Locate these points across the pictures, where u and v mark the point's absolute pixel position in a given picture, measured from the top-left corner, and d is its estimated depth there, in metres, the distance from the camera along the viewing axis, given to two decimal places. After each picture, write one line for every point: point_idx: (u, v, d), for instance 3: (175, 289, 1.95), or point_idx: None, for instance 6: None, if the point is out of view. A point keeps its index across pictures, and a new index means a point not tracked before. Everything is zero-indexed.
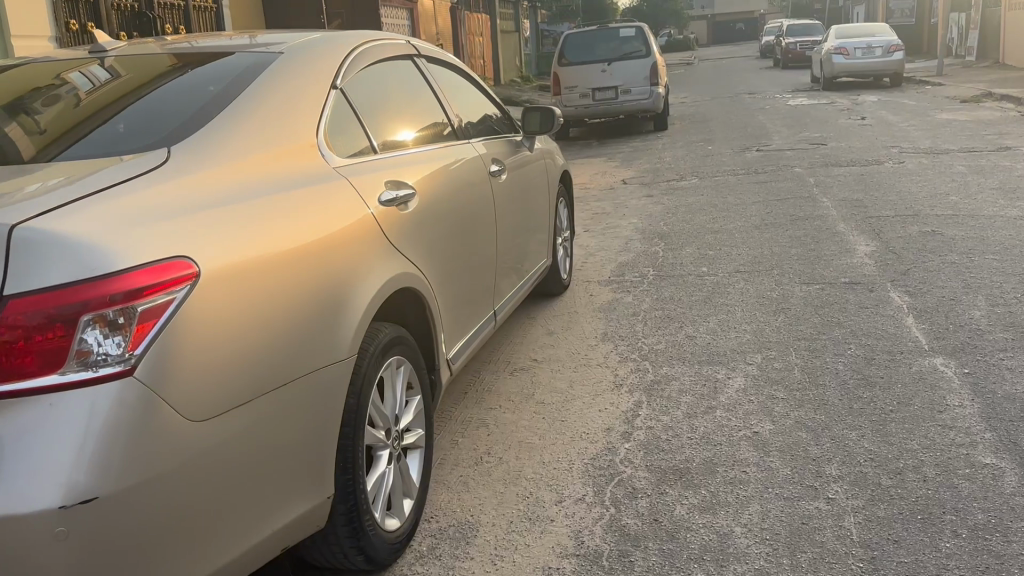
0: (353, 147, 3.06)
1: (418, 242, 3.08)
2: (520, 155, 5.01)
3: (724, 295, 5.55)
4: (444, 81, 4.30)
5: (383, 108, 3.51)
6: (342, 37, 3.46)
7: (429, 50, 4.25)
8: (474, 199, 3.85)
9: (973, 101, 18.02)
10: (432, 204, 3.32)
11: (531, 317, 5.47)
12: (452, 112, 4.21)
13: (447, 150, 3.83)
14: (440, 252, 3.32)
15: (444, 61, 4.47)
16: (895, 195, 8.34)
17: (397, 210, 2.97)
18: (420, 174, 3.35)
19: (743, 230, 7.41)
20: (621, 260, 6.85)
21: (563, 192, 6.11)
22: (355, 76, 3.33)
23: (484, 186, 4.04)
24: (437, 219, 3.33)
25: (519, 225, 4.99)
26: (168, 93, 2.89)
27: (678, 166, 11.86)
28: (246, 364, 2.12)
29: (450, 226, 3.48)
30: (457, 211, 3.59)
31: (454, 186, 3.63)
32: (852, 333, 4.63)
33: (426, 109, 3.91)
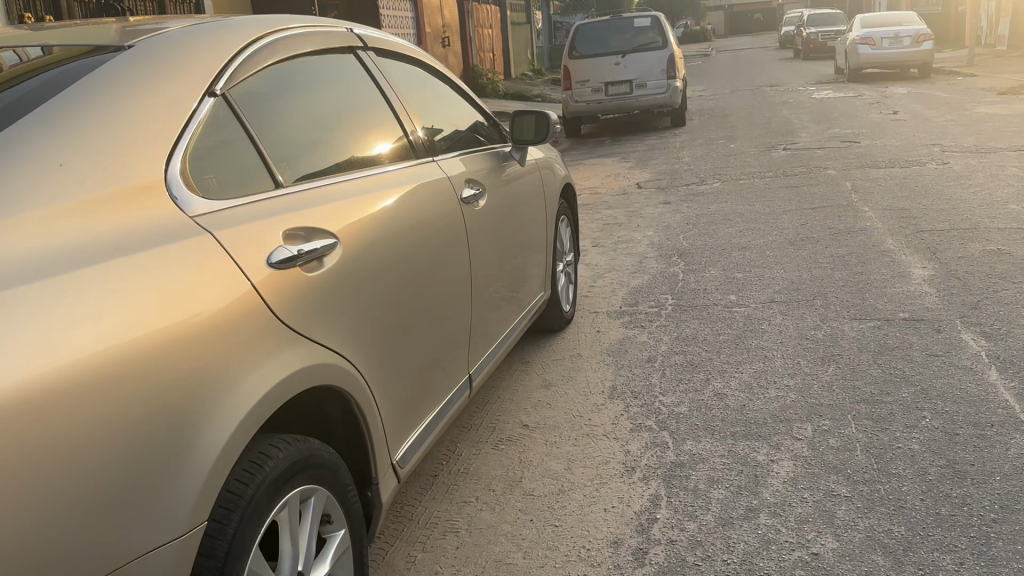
0: (236, 184, 2.15)
1: (338, 313, 2.16)
2: (507, 171, 4.08)
3: (757, 335, 4.64)
4: (404, 81, 3.37)
5: (304, 122, 2.59)
6: (244, 25, 2.55)
7: (383, 43, 3.33)
8: (438, 236, 2.94)
9: (1011, 93, 16.97)
10: (369, 249, 2.41)
11: (526, 363, 4.56)
12: (417, 121, 3.29)
13: (399, 172, 2.91)
14: (380, 318, 2.41)
15: (407, 56, 3.55)
16: (946, 204, 7.40)
17: (297, 271, 2.05)
18: (353, 210, 2.44)
19: (775, 246, 6.50)
20: (634, 285, 5.95)
21: (566, 209, 5.20)
22: (255, 81, 2.42)
23: (456, 213, 3.15)
24: (378, 271, 2.42)
25: (509, 255, 4.08)
26: (24, 84, 1.98)
27: (698, 167, 10.95)
28: (116, 439, 1.54)
29: (399, 278, 2.58)
30: (412, 254, 2.69)
31: (409, 224, 2.72)
32: (923, 394, 3.69)
33: (375, 120, 2.99)
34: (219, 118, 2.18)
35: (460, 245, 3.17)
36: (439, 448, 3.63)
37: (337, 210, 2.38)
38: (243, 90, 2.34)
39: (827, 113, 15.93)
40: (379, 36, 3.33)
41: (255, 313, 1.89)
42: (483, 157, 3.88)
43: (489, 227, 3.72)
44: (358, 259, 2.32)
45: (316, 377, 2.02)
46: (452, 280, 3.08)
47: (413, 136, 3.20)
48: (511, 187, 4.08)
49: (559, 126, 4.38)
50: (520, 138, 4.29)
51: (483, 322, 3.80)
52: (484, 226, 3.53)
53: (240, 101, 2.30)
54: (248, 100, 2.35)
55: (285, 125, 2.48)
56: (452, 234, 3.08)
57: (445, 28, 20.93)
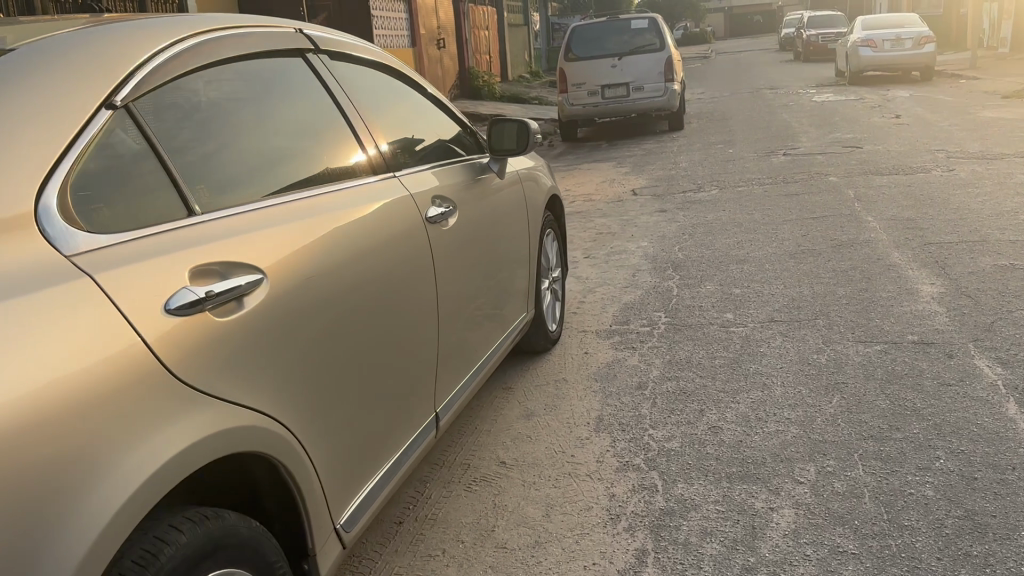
0: (133, 211, 1.84)
1: (260, 362, 1.85)
2: (483, 183, 3.77)
3: (755, 358, 4.33)
4: (362, 86, 3.06)
5: (232, 135, 2.27)
6: (164, 26, 2.24)
7: (338, 45, 3.02)
8: (395, 260, 2.63)
9: (1015, 96, 16.67)
10: (307, 281, 2.09)
11: (507, 389, 4.24)
12: (375, 130, 2.98)
13: (352, 192, 2.60)
14: (317, 360, 2.09)
15: (368, 58, 3.23)
16: (953, 214, 7.10)
17: (204, 315, 1.74)
18: (290, 236, 2.12)
19: (775, 260, 6.21)
20: (626, 300, 5.65)
21: (551, 221, 4.89)
22: (173, 91, 2.11)
23: (419, 233, 2.83)
24: (316, 306, 2.11)
25: (484, 275, 3.77)
26: None
27: (695, 173, 10.64)
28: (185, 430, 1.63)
29: (344, 312, 2.26)
30: (360, 284, 2.37)
31: (358, 249, 2.41)
32: (936, 430, 3.39)
33: (323, 131, 2.68)
34: (117, 133, 1.87)
35: (424, 270, 2.85)
36: (407, 489, 3.31)
37: (268, 235, 2.06)
38: (154, 100, 2.03)
39: (828, 117, 15.63)
40: (333, 37, 3.02)
41: (143, 370, 1.57)
42: (454, 168, 3.57)
43: (462, 245, 3.41)
44: (290, 293, 2.00)
45: (228, 442, 1.70)
46: (413, 309, 2.76)
47: (368, 149, 2.88)
48: (488, 200, 3.77)
49: (540, 135, 4.06)
50: (496, 147, 3.96)
51: (457, 349, 3.48)
52: (454, 246, 3.22)
53: (148, 116, 1.99)
54: (160, 112, 2.04)
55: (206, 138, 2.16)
56: (413, 256, 2.77)
57: (441, 29, 20.62)
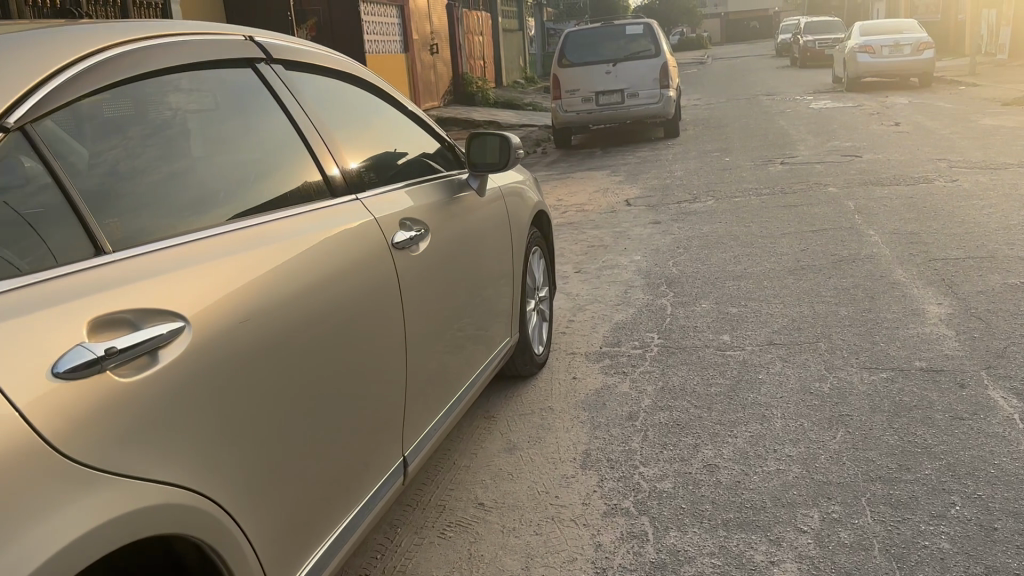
0: (20, 254, 1.60)
1: (180, 420, 1.61)
2: (461, 202, 3.52)
3: (753, 386, 4.08)
4: (321, 101, 2.83)
5: (152, 163, 2.04)
6: (85, 31, 1.99)
7: (295, 54, 2.78)
8: (352, 295, 2.38)
9: (1015, 104, 16.46)
10: (240, 328, 1.84)
11: (488, 418, 3.98)
12: (334, 150, 2.74)
13: (303, 219, 2.35)
14: (251, 419, 1.84)
15: (330, 68, 3.00)
16: (957, 228, 6.88)
17: (105, 374, 1.49)
18: (221, 276, 1.87)
19: (774, 276, 5.98)
20: (618, 319, 5.40)
21: (537, 238, 4.64)
22: (88, 110, 1.88)
23: (382, 264, 2.58)
24: (250, 358, 1.86)
25: (462, 301, 3.52)
26: None
27: (691, 182, 10.41)
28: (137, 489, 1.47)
29: (287, 361, 2.01)
30: (309, 327, 2.12)
31: (308, 287, 2.16)
32: (950, 471, 3.16)
33: (268, 153, 2.44)
34: (11, 159, 1.64)
35: (387, 304, 2.60)
36: (376, 534, 3.05)
37: (196, 276, 1.81)
38: (62, 118, 1.78)
39: (826, 124, 15.42)
40: (289, 45, 2.78)
41: (27, 442, 1.31)
42: (427, 187, 3.32)
43: (436, 272, 3.16)
44: (218, 345, 1.75)
45: (135, 527, 1.43)
46: (376, 347, 2.51)
47: (324, 172, 2.64)
48: (466, 221, 3.52)
49: (522, 150, 3.81)
50: (474, 163, 3.71)
51: (432, 381, 3.23)
52: (425, 275, 2.97)
53: (55, 138, 1.76)
54: (69, 133, 1.81)
55: (118, 168, 1.93)
56: (375, 290, 2.52)
57: (434, 35, 20.38)
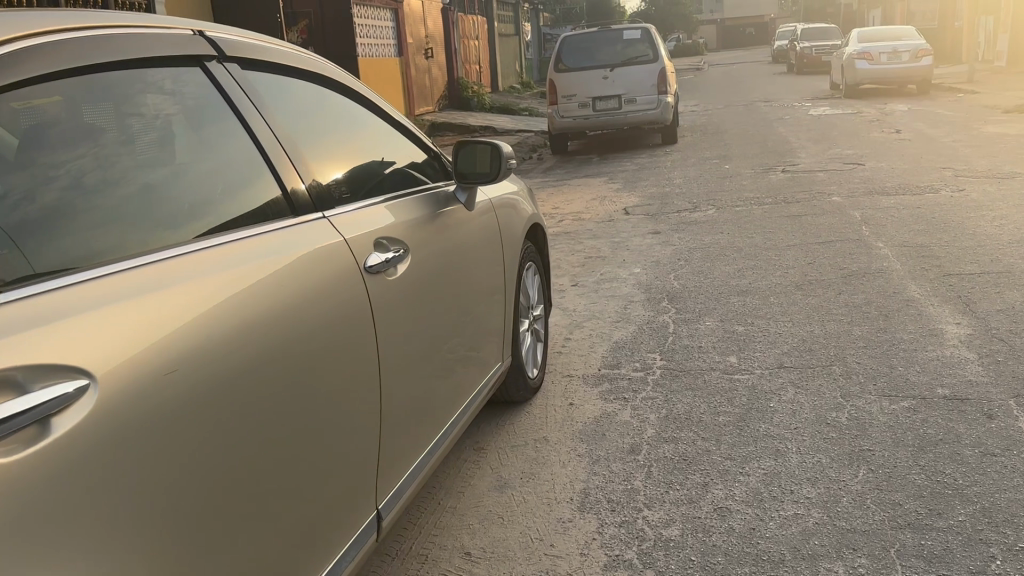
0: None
1: (87, 491, 1.38)
2: (448, 216, 3.23)
3: (764, 415, 3.78)
4: (283, 105, 2.57)
5: (88, 174, 1.85)
6: None
7: (254, 52, 2.53)
8: (308, 333, 2.09)
9: (1018, 112, 16.17)
10: (156, 385, 1.56)
11: (479, 450, 3.68)
12: (296, 159, 2.48)
13: (257, 245, 2.09)
14: (174, 495, 1.56)
15: (297, 68, 2.75)
16: (970, 240, 6.58)
17: None
18: (140, 320, 1.60)
19: (780, 292, 5.67)
20: (616, 339, 5.09)
21: (533, 253, 4.34)
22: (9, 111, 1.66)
23: (348, 295, 2.30)
24: (169, 421, 1.58)
25: (450, 324, 3.23)
26: None
27: (691, 190, 10.10)
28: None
29: (224, 421, 1.73)
30: (257, 373, 1.86)
31: (253, 328, 1.88)
32: (986, 518, 2.86)
33: (216, 165, 2.20)
34: None
35: (355, 340, 2.31)
36: None
37: (111, 314, 1.56)
38: None
39: (827, 131, 15.12)
40: (248, 42, 2.54)
41: None
42: (409, 200, 3.05)
43: (420, 297, 2.87)
44: (134, 400, 1.50)
45: None
46: (343, 389, 2.22)
47: (285, 185, 2.38)
48: (454, 236, 3.23)
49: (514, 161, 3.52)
50: (460, 170, 3.40)
51: (419, 416, 2.95)
52: (404, 302, 2.68)
53: None
54: None
55: (24, 185, 1.69)
56: (338, 325, 2.23)
57: (429, 39, 20.10)
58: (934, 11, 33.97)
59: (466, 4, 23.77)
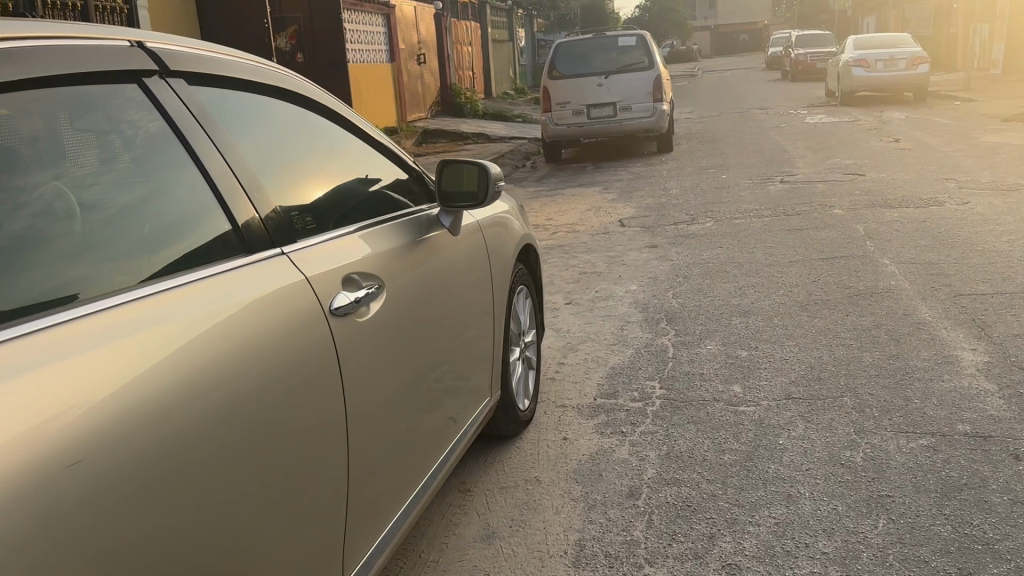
0: None
1: None
2: (432, 243, 2.96)
3: (773, 454, 3.52)
4: (236, 127, 2.30)
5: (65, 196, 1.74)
6: None
7: (204, 66, 2.26)
8: (255, 392, 1.83)
9: (1016, 120, 15.97)
10: (44, 493, 1.30)
11: (465, 494, 3.40)
12: (252, 187, 2.21)
13: (204, 290, 1.86)
14: None
15: (255, 83, 2.48)
16: (980, 257, 6.33)
17: None
18: (25, 409, 1.34)
19: (785, 312, 5.41)
20: (613, 363, 4.82)
21: (525, 275, 4.07)
22: None
23: (305, 344, 2.04)
24: (61, 536, 1.31)
25: (434, 359, 2.96)
26: None
27: (688, 202, 9.84)
28: None
29: (142, 521, 1.46)
30: (197, 443, 1.63)
31: (182, 399, 1.62)
32: None
33: (156, 197, 1.95)
34: None
35: (315, 394, 2.05)
36: None
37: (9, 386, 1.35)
38: None
39: (825, 140, 14.88)
40: (198, 55, 2.27)
41: None
42: (384, 227, 2.77)
43: (398, 332, 2.60)
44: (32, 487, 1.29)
45: None
46: (299, 454, 1.97)
47: (234, 218, 2.11)
48: (438, 263, 2.96)
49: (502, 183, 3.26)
50: (442, 192, 3.10)
51: (404, 465, 2.69)
52: (375, 342, 2.42)
53: None
54: None
55: None
56: (298, 377, 1.99)
57: (421, 44, 19.84)
58: (929, 19, 33.84)
59: (458, 10, 23.50)
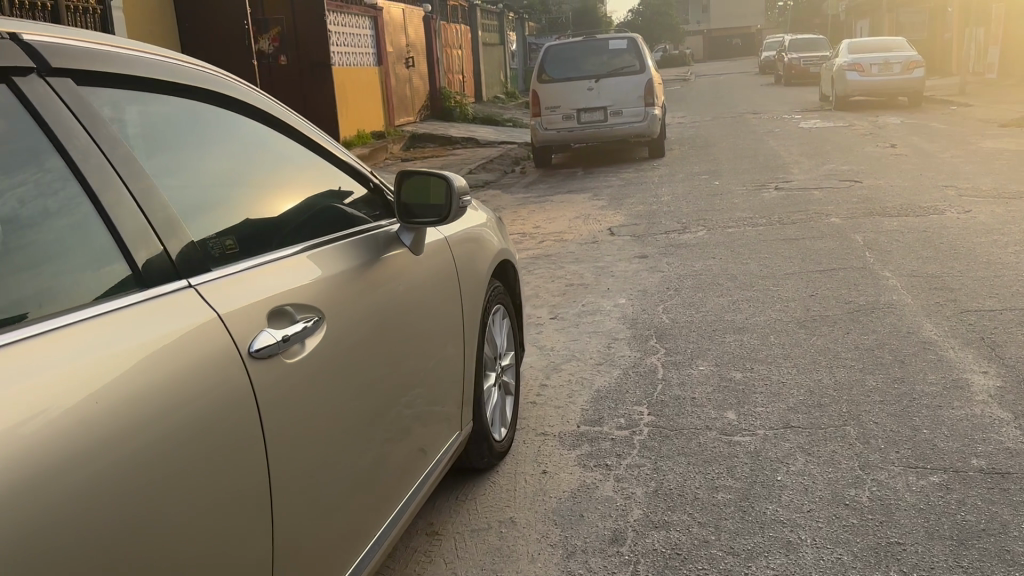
0: None
1: None
2: (389, 264, 2.64)
3: (770, 493, 3.22)
4: (140, 140, 1.96)
5: None
6: None
7: (104, 64, 1.91)
8: (145, 457, 1.52)
9: (1013, 126, 15.74)
10: None
11: (432, 537, 3.09)
12: (155, 212, 1.86)
13: (86, 333, 1.55)
14: None
15: (173, 84, 2.12)
16: (985, 270, 6.04)
17: None
18: None
19: (781, 330, 5.11)
20: (598, 385, 4.51)
21: (501, 292, 3.76)
22: None
23: (216, 393, 1.73)
24: None
25: (396, 391, 2.66)
26: None
27: (679, 209, 9.54)
28: None
29: None
30: (57, 532, 1.32)
31: (33, 483, 1.30)
32: None
33: (50, 223, 1.65)
34: None
35: (228, 452, 1.74)
36: None
37: None
38: None
39: (819, 145, 14.62)
40: (97, 51, 1.91)
41: None
42: (330, 247, 2.45)
43: (346, 366, 2.29)
44: None
45: None
46: (210, 524, 1.66)
47: (128, 251, 1.76)
48: (399, 285, 2.65)
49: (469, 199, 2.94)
50: (399, 199, 2.77)
51: (360, 514, 2.38)
52: (315, 381, 2.11)
53: None
54: None
55: None
56: (205, 434, 1.68)
57: (410, 47, 19.53)
58: (923, 23, 33.68)
59: (448, 13, 23.20)
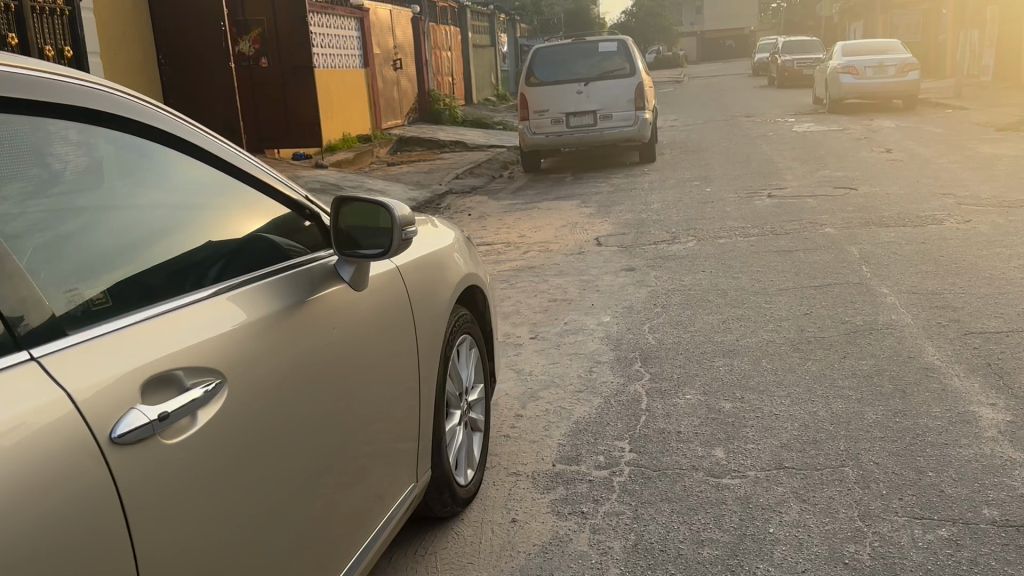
0: None
1: None
2: (324, 304, 2.30)
3: (760, 550, 2.90)
4: (83, 164, 1.86)
5: None
6: None
7: (10, 85, 1.64)
8: None
9: (1009, 130, 15.47)
10: None
11: None
12: (77, 250, 1.79)
13: None
14: None
15: (104, 113, 1.89)
16: (988, 287, 5.74)
17: None
18: None
19: (773, 354, 4.79)
20: (578, 416, 4.17)
21: (468, 320, 3.45)
22: None
23: (60, 494, 1.40)
24: None
25: (337, 442, 2.33)
26: None
27: (669, 218, 9.22)
28: None
29: None
30: None
31: None
32: None
33: None
34: None
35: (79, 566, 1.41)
36: None
37: None
38: None
39: (813, 150, 14.34)
40: (44, 77, 1.73)
41: None
42: (244, 289, 2.11)
43: (262, 430, 1.97)
44: None
45: None
46: None
47: None
48: (335, 326, 2.33)
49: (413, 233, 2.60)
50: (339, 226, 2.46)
51: None
52: (216, 454, 1.79)
53: None
54: None
55: None
56: (40, 548, 1.35)
57: (397, 49, 19.19)
58: (917, 24, 33.44)
59: (437, 14, 22.85)
